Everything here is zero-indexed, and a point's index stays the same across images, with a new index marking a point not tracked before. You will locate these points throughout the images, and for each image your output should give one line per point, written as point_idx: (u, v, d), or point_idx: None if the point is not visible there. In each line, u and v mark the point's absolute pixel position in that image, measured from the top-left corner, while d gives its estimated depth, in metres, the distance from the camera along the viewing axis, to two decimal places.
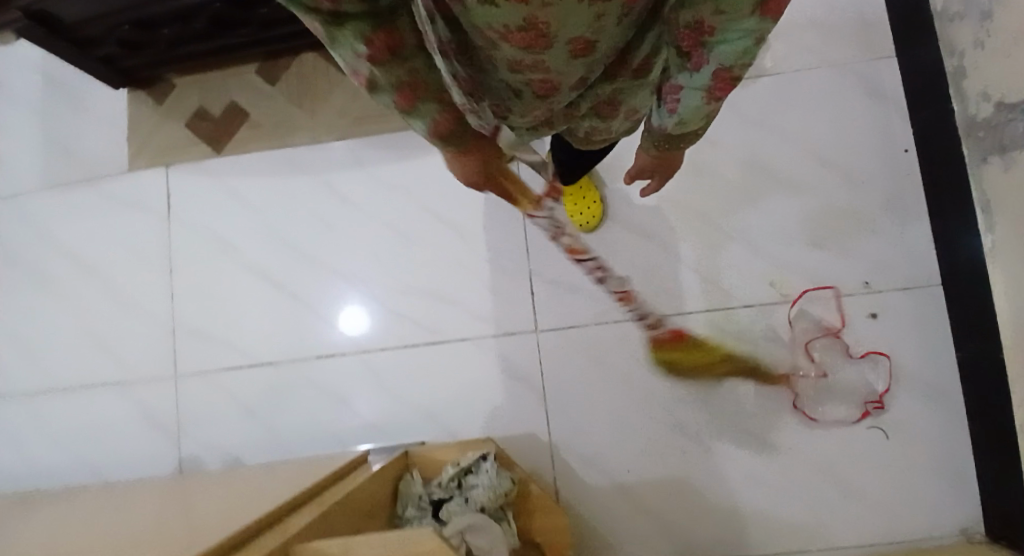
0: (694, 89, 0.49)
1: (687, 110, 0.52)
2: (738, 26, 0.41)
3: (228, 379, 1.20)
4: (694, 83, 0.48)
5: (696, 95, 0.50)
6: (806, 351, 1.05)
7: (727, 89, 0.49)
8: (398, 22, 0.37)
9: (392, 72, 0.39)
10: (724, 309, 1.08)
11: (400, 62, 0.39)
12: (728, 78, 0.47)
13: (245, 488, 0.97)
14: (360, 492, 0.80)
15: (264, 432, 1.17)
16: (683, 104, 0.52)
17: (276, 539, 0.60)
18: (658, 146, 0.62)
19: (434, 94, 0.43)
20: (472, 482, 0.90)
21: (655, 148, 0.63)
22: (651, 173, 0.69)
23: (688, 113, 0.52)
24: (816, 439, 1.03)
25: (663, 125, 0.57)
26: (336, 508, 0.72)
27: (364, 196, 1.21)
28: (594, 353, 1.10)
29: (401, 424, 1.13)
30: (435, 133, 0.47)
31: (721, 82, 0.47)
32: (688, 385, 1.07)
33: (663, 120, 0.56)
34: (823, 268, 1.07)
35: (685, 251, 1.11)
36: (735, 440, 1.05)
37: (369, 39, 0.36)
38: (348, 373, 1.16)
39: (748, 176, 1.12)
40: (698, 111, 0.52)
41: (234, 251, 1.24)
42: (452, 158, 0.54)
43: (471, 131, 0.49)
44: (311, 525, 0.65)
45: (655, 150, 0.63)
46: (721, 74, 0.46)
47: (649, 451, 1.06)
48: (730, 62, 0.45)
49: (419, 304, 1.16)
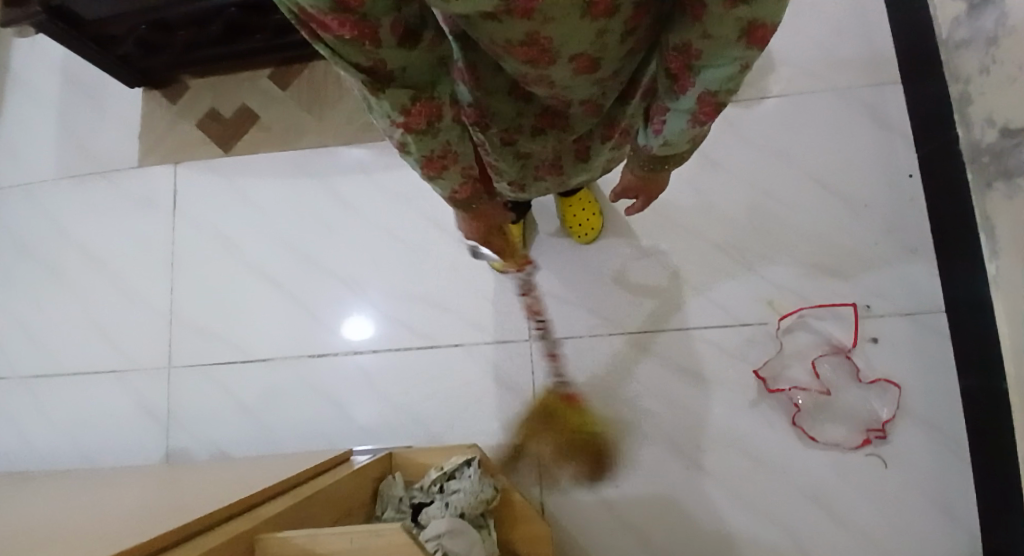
0: (680, 112, 0.50)
1: (673, 133, 0.53)
2: (724, 50, 0.41)
3: (221, 374, 1.20)
4: (680, 106, 0.49)
5: (681, 119, 0.51)
6: (814, 366, 1.03)
7: (711, 115, 0.50)
8: (436, 94, 0.40)
9: (423, 141, 0.43)
10: (719, 327, 1.07)
11: (432, 134, 0.42)
12: (713, 102, 0.48)
13: (226, 481, 0.96)
14: (337, 490, 0.79)
15: (252, 428, 1.16)
16: (670, 128, 0.53)
17: (246, 522, 0.59)
18: (643, 169, 0.62)
19: (457, 164, 0.47)
20: (453, 487, 0.88)
21: (640, 170, 0.64)
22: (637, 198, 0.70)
23: (674, 136, 0.54)
24: (811, 463, 1.00)
25: (647, 147, 0.58)
26: (309, 501, 0.71)
27: (367, 201, 1.22)
28: (587, 366, 1.08)
29: (388, 429, 1.12)
30: (455, 197, 0.52)
31: (706, 106, 0.48)
32: (680, 402, 1.05)
33: (648, 141, 0.57)
34: (823, 290, 1.06)
35: (682, 267, 1.10)
36: (726, 461, 1.02)
37: (407, 111, 0.39)
38: (340, 374, 1.16)
39: (748, 195, 1.11)
40: (684, 136, 0.53)
41: (236, 248, 1.25)
42: (464, 223, 0.60)
43: (485, 196, 0.56)
44: (280, 514, 0.64)
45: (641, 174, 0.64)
46: (706, 98, 0.47)
47: (637, 469, 1.04)
48: (714, 87, 0.46)
49: (413, 309, 1.16)
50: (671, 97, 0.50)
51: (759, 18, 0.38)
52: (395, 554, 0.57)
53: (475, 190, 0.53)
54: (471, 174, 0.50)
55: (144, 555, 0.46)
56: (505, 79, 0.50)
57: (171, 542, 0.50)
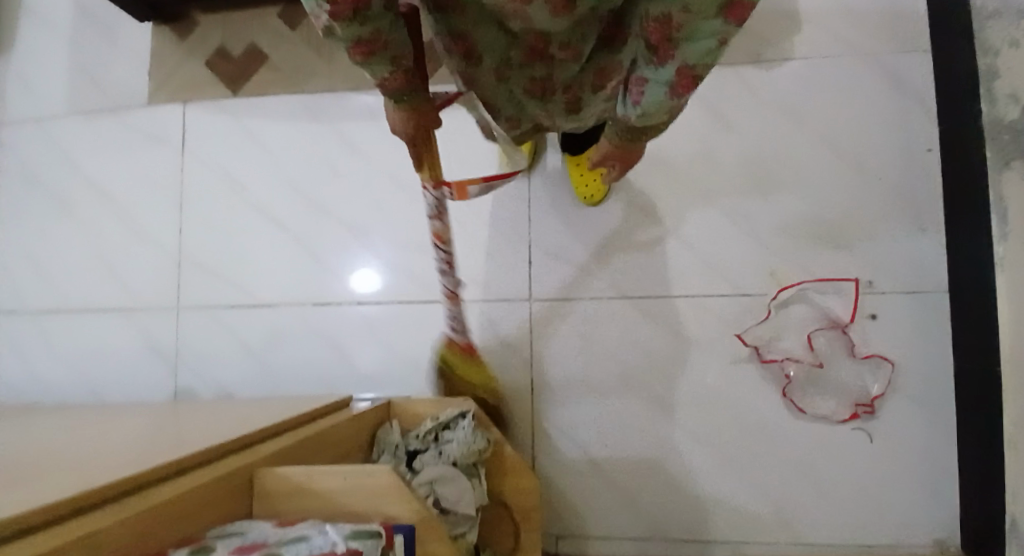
0: (659, 83, 0.56)
1: (652, 103, 0.59)
2: (705, 25, 0.49)
3: (228, 317, 1.22)
4: (659, 77, 0.55)
5: (660, 90, 0.57)
6: (809, 340, 1.02)
7: (688, 89, 0.56)
8: None
9: (353, 29, 0.53)
10: (718, 295, 1.07)
11: (361, 21, 0.53)
12: (690, 75, 0.55)
13: (230, 420, 1.00)
14: (337, 432, 0.82)
15: (256, 371, 1.20)
16: (648, 98, 0.58)
17: (242, 459, 0.62)
18: (624, 135, 0.68)
19: (385, 51, 0.57)
20: (447, 437, 0.91)
21: (619, 137, 0.71)
22: (615, 162, 0.78)
23: (652, 107, 0.59)
24: (797, 432, 1.02)
25: (628, 116, 0.63)
26: (309, 441, 0.74)
27: (373, 151, 1.21)
28: (584, 326, 1.10)
29: (387, 378, 1.15)
30: (382, 84, 0.63)
31: (683, 78, 0.55)
32: (673, 366, 1.07)
33: (628, 110, 0.62)
34: (826, 263, 1.05)
35: (686, 233, 1.10)
36: (715, 426, 1.05)
37: (334, 1, 0.50)
38: (341, 322, 1.18)
39: (758, 164, 1.10)
40: (661, 106, 0.59)
41: (243, 193, 1.25)
42: (391, 112, 0.70)
43: (415, 87, 0.65)
44: (277, 453, 0.67)
45: (621, 139, 0.71)
46: (685, 71, 0.54)
47: (627, 428, 1.07)
48: (693, 60, 0.53)
49: (417, 262, 1.17)
50: (650, 69, 0.56)
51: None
52: (383, 496, 0.60)
53: (403, 80, 0.63)
54: (399, 64, 0.61)
55: (144, 484, 0.50)
56: (489, 13, 0.54)
57: (169, 473, 0.53)
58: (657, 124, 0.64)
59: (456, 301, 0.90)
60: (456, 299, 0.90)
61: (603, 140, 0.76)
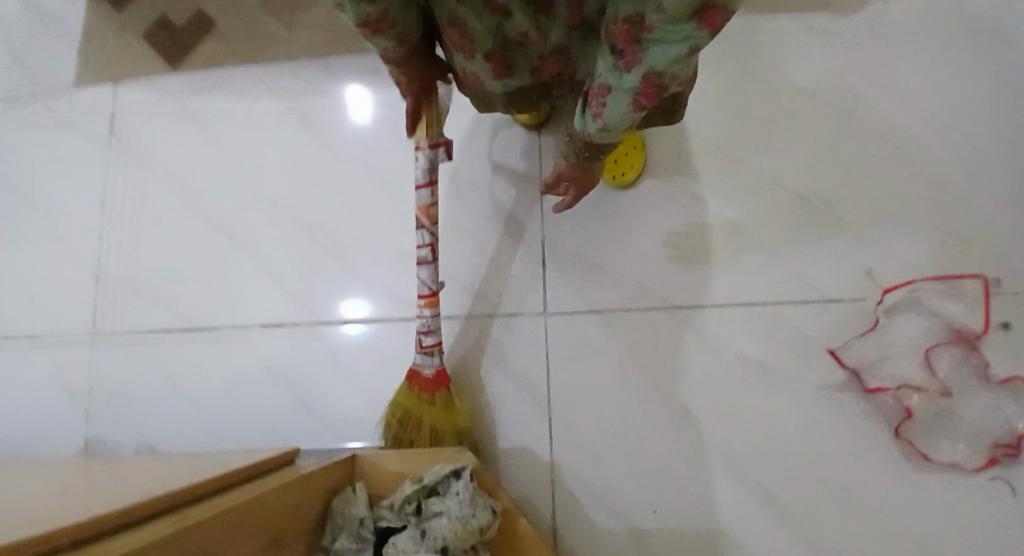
0: (622, 91, 0.46)
1: (614, 114, 0.49)
2: (675, 29, 0.39)
3: (149, 345, 0.93)
4: (623, 85, 0.46)
5: (622, 99, 0.47)
6: (926, 359, 0.76)
7: (652, 99, 0.47)
8: None
9: None
10: (798, 303, 0.80)
11: None
12: (655, 84, 0.45)
13: (124, 477, 0.69)
14: (272, 502, 0.54)
15: (187, 417, 0.90)
16: (610, 109, 0.49)
17: (149, 534, 0.37)
18: (581, 155, 0.61)
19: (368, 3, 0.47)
20: (434, 510, 0.62)
21: (575, 157, 0.63)
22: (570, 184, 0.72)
23: (613, 119, 0.50)
24: (919, 488, 0.74)
25: (586, 131, 0.55)
26: (237, 518, 0.48)
27: (339, 128, 0.95)
28: (618, 350, 0.82)
29: (359, 425, 0.86)
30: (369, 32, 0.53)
31: (648, 86, 0.45)
32: (742, 399, 0.79)
33: (586, 126, 0.54)
34: (936, 257, 0.79)
35: (748, 224, 0.83)
36: (803, 483, 0.76)
37: None
38: (299, 349, 0.89)
39: (836, 135, 0.85)
40: (623, 118, 0.50)
41: (178, 186, 0.98)
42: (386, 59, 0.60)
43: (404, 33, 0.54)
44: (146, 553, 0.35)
45: (577, 159, 0.64)
46: (650, 78, 0.44)
47: (680, 486, 0.78)
48: (660, 66, 0.43)
49: (399, 267, 0.89)
50: (614, 74, 0.46)
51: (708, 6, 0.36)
52: None
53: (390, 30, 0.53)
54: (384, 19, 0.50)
55: None
56: None
57: None
58: (617, 140, 0.56)
59: (431, 306, 0.76)
60: (434, 302, 0.76)
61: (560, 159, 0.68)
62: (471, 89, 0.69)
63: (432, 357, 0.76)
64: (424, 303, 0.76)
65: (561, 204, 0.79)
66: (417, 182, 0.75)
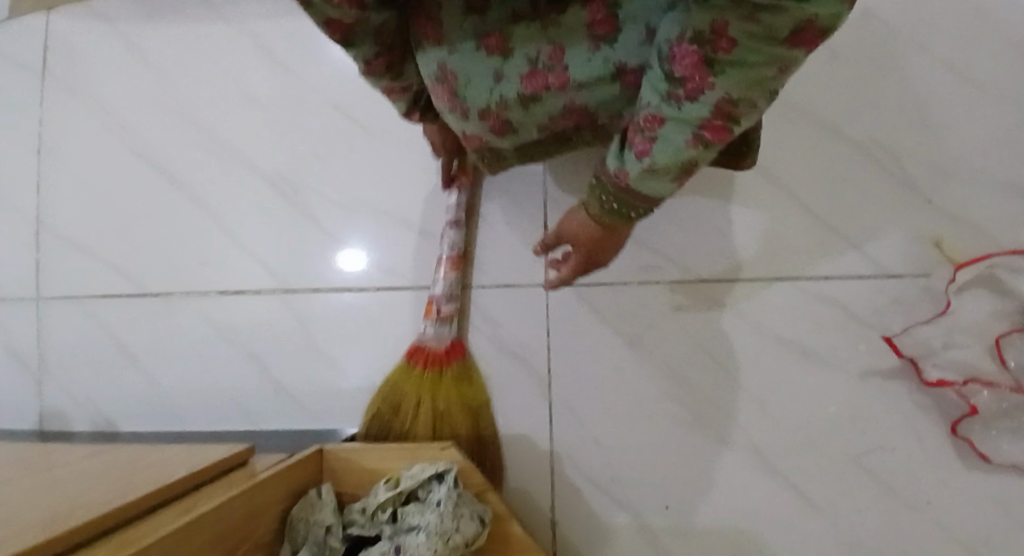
0: (680, 123, 0.34)
1: (665, 153, 0.36)
2: (760, 48, 0.28)
3: (103, 314, 0.82)
4: (683, 116, 0.34)
5: (680, 135, 0.35)
6: (998, 348, 0.64)
7: (719, 135, 0.35)
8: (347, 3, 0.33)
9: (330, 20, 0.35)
10: (846, 277, 0.68)
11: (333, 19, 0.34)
12: (728, 114, 0.33)
13: (55, 454, 0.59)
14: (206, 535, 0.42)
15: (145, 393, 0.80)
16: (660, 145, 0.36)
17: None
18: (606, 206, 0.44)
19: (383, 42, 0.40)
20: (411, 522, 0.53)
21: (604, 218, 0.45)
22: (575, 247, 0.53)
23: (664, 159, 0.37)
24: (977, 496, 0.64)
25: (621, 171, 0.40)
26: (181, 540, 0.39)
27: (308, 62, 0.81)
28: (631, 329, 0.71)
29: (336, 409, 0.76)
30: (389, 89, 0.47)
31: (718, 116, 0.33)
32: (775, 387, 0.68)
33: (624, 164, 0.39)
34: (1017, 224, 0.66)
35: (792, 180, 0.70)
36: (842, 483, 0.66)
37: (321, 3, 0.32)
38: (265, 320, 0.78)
39: (911, 70, 0.69)
40: (678, 161, 0.36)
41: (125, 131, 0.84)
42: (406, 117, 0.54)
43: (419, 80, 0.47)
44: None
45: (600, 210, 0.44)
46: (721, 109, 0.33)
47: (697, 483, 0.68)
48: (736, 93, 0.31)
49: (375, 227, 0.77)
50: (670, 101, 0.34)
51: (814, 21, 0.25)
52: None
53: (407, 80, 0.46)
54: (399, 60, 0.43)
55: None
56: None
57: None
58: (665, 195, 0.41)
59: (455, 268, 0.71)
60: (458, 264, 0.71)
61: (572, 212, 0.50)
62: (474, 150, 0.56)
63: (445, 327, 0.69)
64: (447, 263, 0.71)
65: (558, 275, 0.59)
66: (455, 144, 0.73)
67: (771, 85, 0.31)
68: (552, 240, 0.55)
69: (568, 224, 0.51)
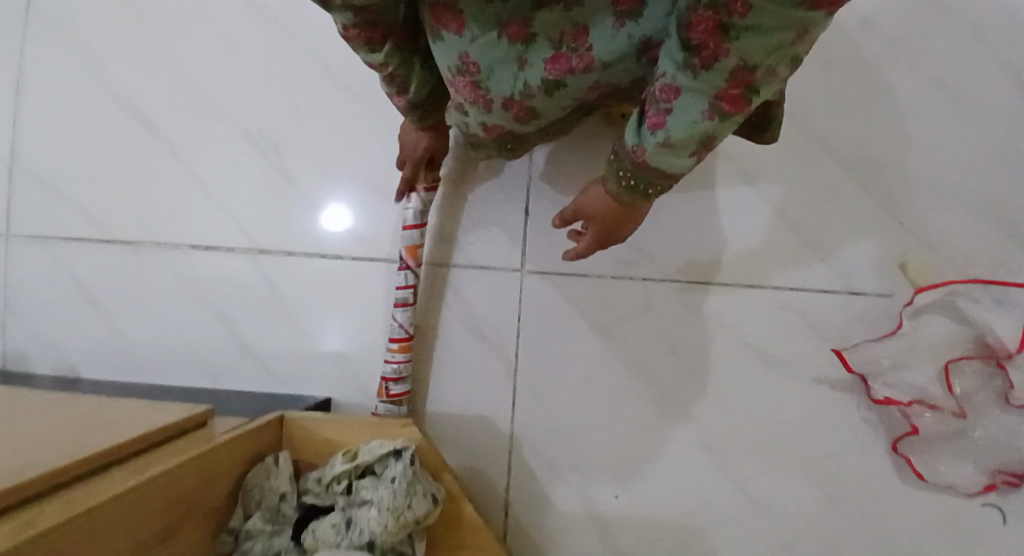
0: (696, 95, 0.29)
1: (679, 127, 0.32)
2: (780, 9, 0.23)
3: (71, 258, 0.81)
4: (698, 86, 0.29)
5: (695, 106, 0.30)
6: (946, 375, 0.67)
7: (740, 105, 0.30)
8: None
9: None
10: (815, 291, 0.69)
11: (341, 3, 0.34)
12: (747, 81, 0.28)
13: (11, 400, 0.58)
14: (152, 499, 0.43)
15: (111, 341, 0.80)
16: (675, 118, 0.31)
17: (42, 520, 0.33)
18: (623, 182, 0.39)
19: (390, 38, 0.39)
20: (363, 496, 0.54)
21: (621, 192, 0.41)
22: (590, 222, 0.51)
23: (681, 132, 0.32)
24: (909, 508, 0.67)
25: (639, 148, 0.35)
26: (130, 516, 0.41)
27: (299, 17, 0.78)
28: (600, 322, 0.71)
29: (303, 374, 0.76)
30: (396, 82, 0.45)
31: (737, 84, 0.28)
32: (733, 390, 0.70)
33: (641, 141, 0.35)
34: (981, 253, 0.68)
35: (775, 191, 0.70)
36: (785, 487, 0.69)
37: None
38: (232, 277, 0.78)
39: (904, 92, 0.69)
40: (693, 136, 0.32)
41: (100, 70, 0.81)
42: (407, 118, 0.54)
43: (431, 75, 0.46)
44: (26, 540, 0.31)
45: (617, 187, 0.40)
46: (740, 75, 0.27)
47: (649, 474, 0.71)
48: (756, 58, 0.26)
49: (354, 195, 0.76)
50: (685, 70, 0.29)
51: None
52: None
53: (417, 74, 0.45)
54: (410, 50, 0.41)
55: None
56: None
57: None
58: (685, 168, 0.36)
59: (406, 351, 0.70)
60: (409, 347, 0.70)
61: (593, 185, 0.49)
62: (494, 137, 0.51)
63: (398, 407, 0.69)
64: (397, 349, 0.69)
65: (570, 250, 0.57)
66: (406, 223, 0.70)
67: (796, 50, 0.26)
68: (564, 216, 0.53)
69: (587, 197, 0.49)
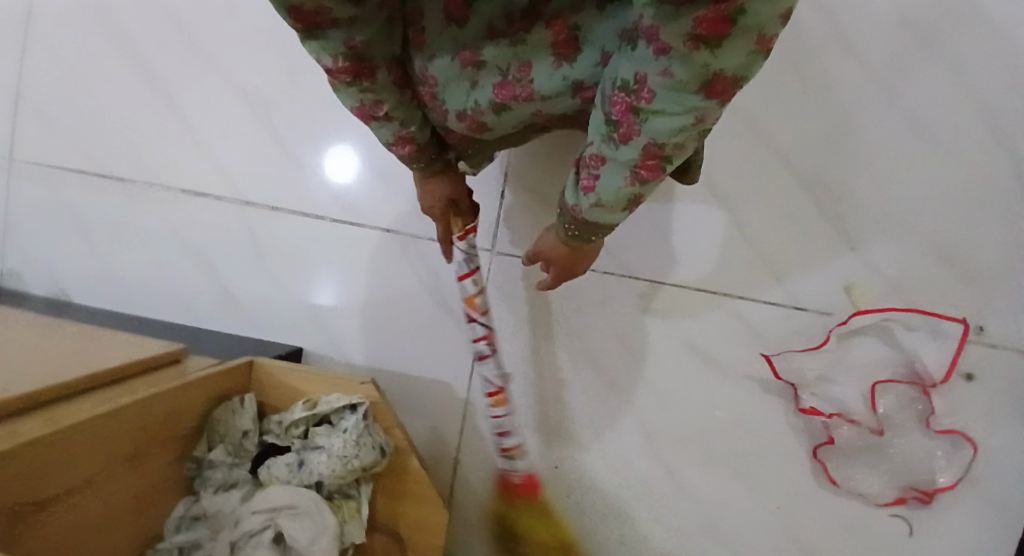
0: (618, 165, 0.34)
1: (607, 191, 0.36)
2: (678, 98, 0.27)
3: (70, 189, 0.85)
4: (619, 157, 0.33)
5: (619, 173, 0.34)
6: (873, 394, 0.72)
7: (657, 174, 0.34)
8: (367, 52, 0.35)
9: (327, 59, 0.35)
10: (761, 302, 0.73)
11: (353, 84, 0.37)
12: (659, 156, 0.32)
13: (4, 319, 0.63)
14: (122, 424, 0.48)
15: (104, 272, 0.84)
16: (604, 182, 0.36)
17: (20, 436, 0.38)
18: (569, 232, 0.44)
19: (393, 117, 0.42)
20: (318, 442, 0.60)
21: (567, 238, 0.45)
22: (549, 264, 0.53)
23: (609, 195, 0.36)
24: (819, 508, 0.73)
25: (577, 208, 0.40)
26: (105, 440, 0.46)
27: None
28: (559, 308, 0.76)
29: (279, 324, 0.81)
30: (395, 149, 0.47)
31: (649, 158, 0.32)
32: (673, 384, 0.75)
33: (578, 201, 0.40)
34: (924, 288, 0.72)
35: (739, 205, 0.73)
36: (708, 476, 0.75)
37: (336, 58, 0.35)
38: (219, 227, 0.82)
39: (876, 121, 0.72)
40: (622, 196, 0.36)
41: (107, 10, 0.83)
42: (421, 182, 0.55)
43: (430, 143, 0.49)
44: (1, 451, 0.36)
45: (566, 236, 0.45)
46: (652, 150, 0.32)
47: (586, 450, 0.77)
48: (663, 139, 0.31)
49: (340, 161, 0.79)
50: (608, 142, 0.33)
51: (724, 71, 0.25)
52: None
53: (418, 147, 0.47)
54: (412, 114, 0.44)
55: None
56: None
57: None
58: (620, 221, 0.41)
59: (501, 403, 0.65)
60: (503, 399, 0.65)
61: (545, 233, 0.51)
62: (455, 144, 0.53)
63: (513, 462, 0.66)
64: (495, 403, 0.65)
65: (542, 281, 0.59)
66: (461, 273, 0.62)
67: (698, 131, 0.31)
68: (529, 256, 0.56)
69: (542, 242, 0.52)
